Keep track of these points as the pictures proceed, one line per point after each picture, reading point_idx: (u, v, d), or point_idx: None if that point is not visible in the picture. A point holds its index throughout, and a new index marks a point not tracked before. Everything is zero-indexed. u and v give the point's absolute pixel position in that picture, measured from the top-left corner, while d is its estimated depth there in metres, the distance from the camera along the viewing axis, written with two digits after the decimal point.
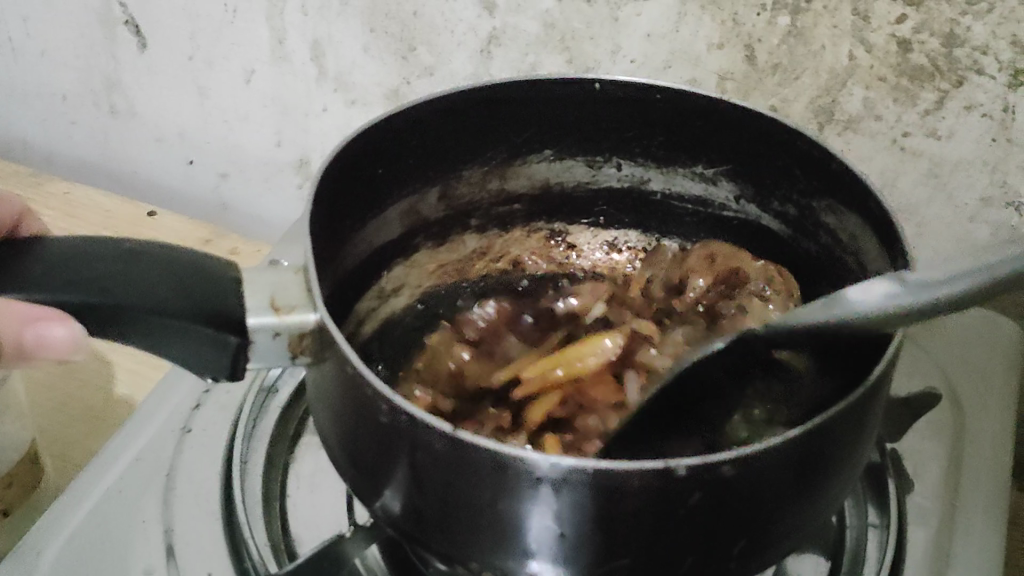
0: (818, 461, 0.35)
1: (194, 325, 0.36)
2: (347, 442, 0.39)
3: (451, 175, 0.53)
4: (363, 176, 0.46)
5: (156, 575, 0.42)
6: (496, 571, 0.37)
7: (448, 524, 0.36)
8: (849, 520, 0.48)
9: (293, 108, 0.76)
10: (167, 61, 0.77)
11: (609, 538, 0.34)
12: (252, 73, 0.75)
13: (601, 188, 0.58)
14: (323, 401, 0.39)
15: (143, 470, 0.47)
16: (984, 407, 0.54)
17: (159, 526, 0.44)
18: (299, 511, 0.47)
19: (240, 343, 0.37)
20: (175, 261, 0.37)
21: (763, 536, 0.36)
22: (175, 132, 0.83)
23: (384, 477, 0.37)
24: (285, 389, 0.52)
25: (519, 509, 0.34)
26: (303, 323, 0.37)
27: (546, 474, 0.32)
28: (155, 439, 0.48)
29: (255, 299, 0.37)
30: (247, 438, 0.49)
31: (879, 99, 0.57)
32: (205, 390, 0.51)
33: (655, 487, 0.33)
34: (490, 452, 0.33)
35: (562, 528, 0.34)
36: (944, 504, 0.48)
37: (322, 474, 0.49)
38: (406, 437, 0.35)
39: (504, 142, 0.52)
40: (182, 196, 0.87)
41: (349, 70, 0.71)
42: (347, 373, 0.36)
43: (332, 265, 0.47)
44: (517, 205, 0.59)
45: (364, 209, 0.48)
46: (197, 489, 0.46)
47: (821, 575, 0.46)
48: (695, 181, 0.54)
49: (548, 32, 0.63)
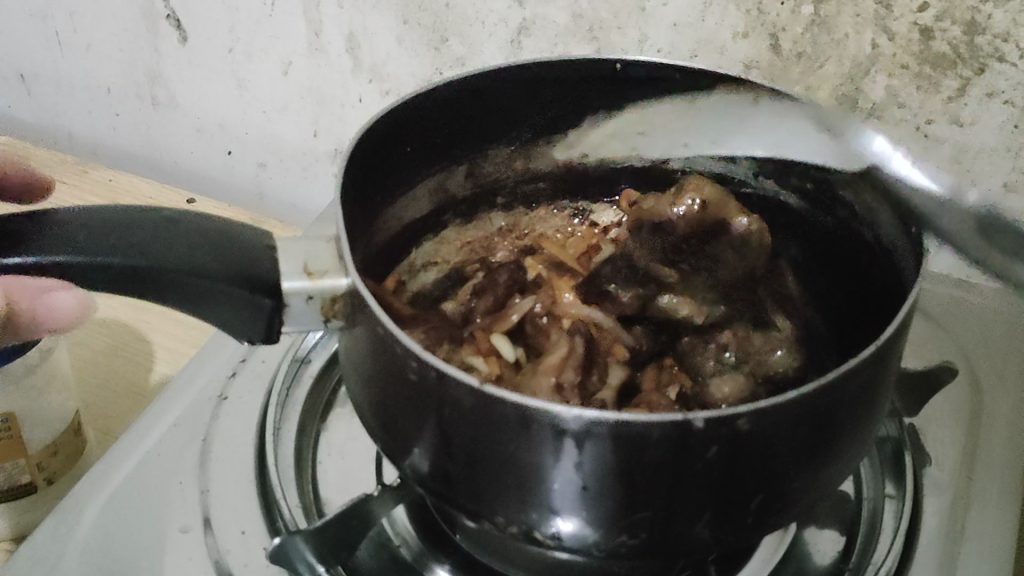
0: (830, 419, 0.37)
1: (232, 288, 0.38)
2: (376, 404, 0.41)
3: (477, 154, 0.54)
4: (392, 153, 0.48)
5: (192, 532, 0.44)
6: (521, 526, 0.39)
7: (475, 478, 0.39)
8: (865, 491, 0.49)
9: (329, 99, 0.78)
10: (207, 54, 0.80)
11: (630, 490, 0.36)
12: (289, 65, 0.77)
13: (623, 168, 0.58)
14: (355, 364, 0.41)
15: (181, 435, 0.48)
16: (1002, 385, 0.55)
17: (194, 486, 0.46)
18: (330, 475, 0.49)
19: (274, 306, 0.39)
20: (210, 230, 0.39)
21: (778, 492, 0.38)
22: (215, 122, 0.85)
23: (414, 435, 0.39)
24: (317, 360, 0.54)
25: (543, 462, 0.36)
26: (336, 287, 0.39)
27: (569, 427, 0.35)
28: (193, 406, 0.50)
29: (288, 265, 0.39)
30: (281, 406, 0.50)
31: (902, 87, 0.58)
32: (242, 360, 0.53)
33: (674, 439, 0.35)
34: (515, 406, 0.35)
35: (585, 481, 0.36)
36: (960, 476, 0.49)
37: (353, 442, 0.51)
38: (434, 394, 0.37)
39: (529, 122, 0.54)
40: (221, 185, 0.89)
41: (384, 61, 0.73)
42: (377, 335, 0.38)
43: (364, 240, 0.48)
44: (542, 184, 0.59)
45: (392, 186, 0.50)
46: (232, 453, 0.47)
47: (837, 543, 0.47)
48: (715, 160, 0.55)
49: (577, 22, 0.65)
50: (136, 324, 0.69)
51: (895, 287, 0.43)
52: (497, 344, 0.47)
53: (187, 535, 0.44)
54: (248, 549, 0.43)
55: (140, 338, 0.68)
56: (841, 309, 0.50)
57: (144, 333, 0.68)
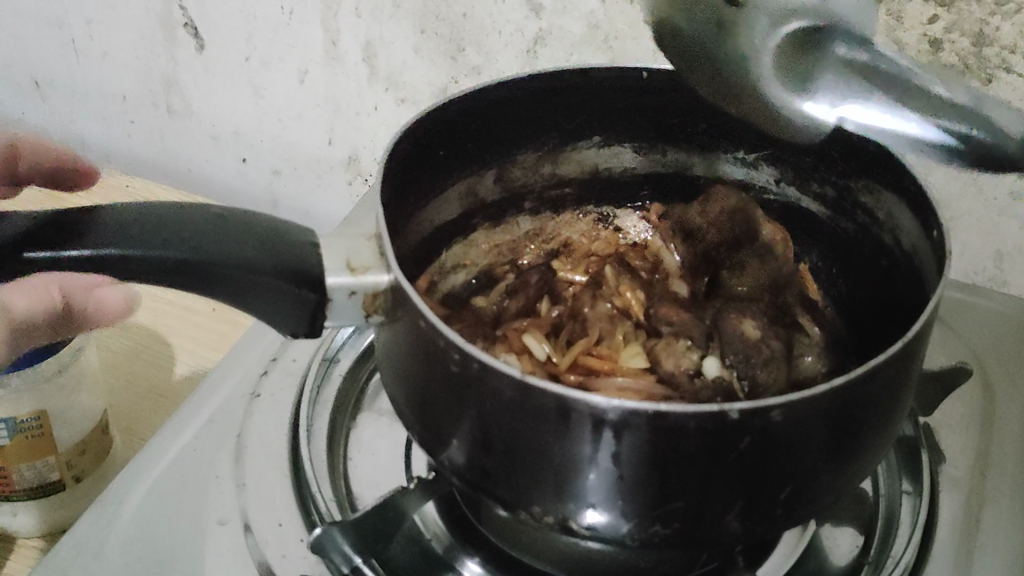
0: (856, 412, 0.39)
1: (279, 281, 0.40)
2: (414, 398, 0.42)
3: (506, 159, 0.55)
4: (425, 157, 0.49)
5: (230, 525, 0.45)
6: (557, 515, 0.40)
7: (512, 467, 0.40)
8: (882, 489, 0.50)
9: (345, 107, 0.79)
10: (224, 62, 0.81)
11: (665, 480, 0.38)
12: (306, 74, 0.78)
13: (647, 176, 0.59)
14: (394, 357, 0.42)
15: (215, 431, 0.49)
16: (1013, 385, 0.56)
17: (231, 480, 0.47)
18: (361, 471, 0.50)
19: (318, 299, 0.41)
20: (257, 228, 0.40)
21: (806, 483, 0.40)
22: (230, 130, 0.86)
23: (452, 425, 0.41)
24: (345, 360, 0.55)
25: (580, 450, 0.37)
26: (377, 283, 0.40)
27: (608, 416, 0.36)
28: (227, 403, 0.51)
29: (333, 261, 0.41)
30: (313, 403, 0.52)
31: None
32: (272, 359, 0.54)
33: (710, 430, 0.36)
34: (556, 397, 0.36)
35: (620, 471, 0.38)
36: (975, 474, 0.51)
37: (381, 440, 0.52)
38: (476, 385, 0.38)
39: (556, 127, 0.54)
40: (233, 192, 0.91)
41: (400, 70, 0.75)
42: (419, 328, 0.39)
43: (397, 241, 0.49)
44: (568, 189, 0.59)
45: (424, 190, 0.51)
46: (265, 448, 0.48)
47: (856, 539, 0.48)
48: (736, 165, 0.56)
49: (593, 32, 0.66)
50: (156, 327, 0.70)
51: (914, 287, 0.45)
52: (529, 344, 0.48)
53: (225, 527, 0.45)
54: (286, 540, 0.44)
55: (161, 341, 0.69)
56: (861, 310, 0.50)
57: (164, 336, 0.69)
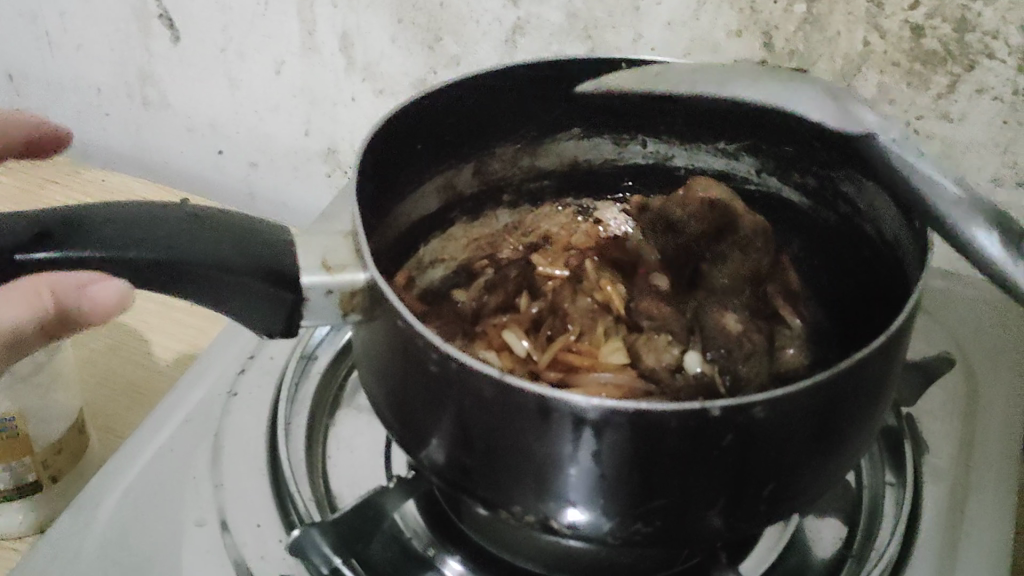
0: (839, 407, 0.38)
1: (253, 282, 0.39)
2: (393, 397, 0.42)
3: (485, 152, 0.54)
4: (403, 151, 0.48)
5: (208, 526, 0.44)
6: (538, 515, 0.40)
7: (492, 467, 0.39)
8: (865, 480, 0.50)
9: (322, 98, 0.78)
10: (200, 54, 0.80)
11: (646, 478, 0.37)
12: (283, 65, 0.77)
13: (625, 166, 0.58)
14: (373, 356, 0.42)
15: (192, 431, 0.49)
16: (994, 373, 0.56)
17: (209, 481, 0.46)
18: (340, 469, 0.49)
19: (294, 300, 0.40)
20: (231, 227, 0.40)
21: (787, 479, 0.39)
22: (207, 122, 0.85)
23: (431, 424, 0.40)
24: (323, 357, 0.54)
25: (560, 450, 0.37)
26: (354, 282, 0.39)
27: (588, 415, 0.35)
28: (203, 403, 0.50)
29: (308, 260, 0.40)
30: (291, 400, 0.51)
31: (893, 83, 0.59)
32: (250, 357, 0.54)
33: (691, 427, 0.35)
34: (536, 396, 0.35)
35: (601, 470, 0.37)
36: (958, 464, 0.50)
37: (360, 436, 0.51)
38: (456, 385, 0.37)
39: (536, 119, 0.53)
40: (211, 185, 0.90)
41: (377, 61, 0.74)
42: (397, 329, 0.38)
43: (374, 236, 0.48)
44: (546, 182, 0.59)
45: (402, 183, 0.50)
46: (244, 447, 0.48)
47: (840, 532, 0.48)
48: (717, 156, 0.55)
49: (572, 22, 0.65)
50: (132, 323, 0.69)
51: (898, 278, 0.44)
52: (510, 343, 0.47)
53: (203, 529, 0.44)
54: (264, 541, 0.43)
55: (137, 338, 0.68)
56: (846, 300, 0.49)
57: (141, 333, 0.68)
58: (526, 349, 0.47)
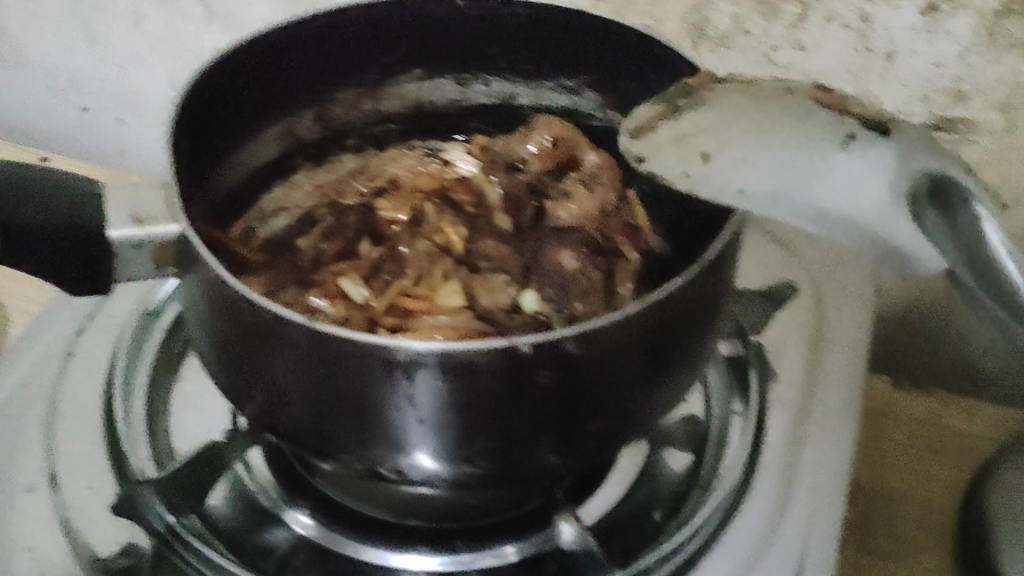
0: (661, 339, 0.38)
1: (59, 240, 0.39)
2: (215, 352, 0.40)
3: (325, 97, 0.53)
4: (234, 98, 0.46)
5: (39, 491, 0.43)
6: (366, 462, 0.39)
7: (316, 418, 0.38)
8: (715, 411, 0.50)
9: (183, 49, 0.76)
10: (53, 5, 0.77)
11: (468, 422, 0.37)
12: (140, 16, 0.75)
13: (473, 106, 0.57)
14: (192, 310, 0.40)
15: (27, 393, 0.48)
16: (843, 300, 0.57)
17: (42, 443, 0.45)
18: (182, 427, 0.48)
19: (102, 256, 0.39)
20: (34, 186, 0.39)
21: (615, 413, 0.39)
22: (66, 77, 0.82)
23: (251, 377, 0.39)
24: (168, 313, 0.53)
25: (378, 398, 0.36)
26: (165, 234, 0.38)
27: (401, 359, 0.34)
28: (39, 365, 0.49)
29: (116, 213, 0.38)
30: (130, 360, 0.50)
31: (746, 15, 0.59)
32: (89, 316, 0.53)
33: (505, 367, 0.35)
34: (347, 342, 0.35)
35: (422, 416, 0.37)
36: (805, 393, 0.51)
37: (205, 392, 0.50)
38: (269, 336, 0.36)
39: (377, 61, 0.52)
40: (77, 141, 0.87)
41: (236, 9, 0.72)
42: (208, 281, 0.37)
43: (207, 187, 0.47)
44: (392, 125, 0.58)
45: (236, 133, 0.48)
46: (81, 409, 0.47)
47: (688, 463, 0.49)
48: (560, 93, 0.54)
49: None
50: None
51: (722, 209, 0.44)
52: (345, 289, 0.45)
53: (33, 494, 0.43)
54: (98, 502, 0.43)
55: None
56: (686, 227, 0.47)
57: None
58: (362, 295, 0.45)
